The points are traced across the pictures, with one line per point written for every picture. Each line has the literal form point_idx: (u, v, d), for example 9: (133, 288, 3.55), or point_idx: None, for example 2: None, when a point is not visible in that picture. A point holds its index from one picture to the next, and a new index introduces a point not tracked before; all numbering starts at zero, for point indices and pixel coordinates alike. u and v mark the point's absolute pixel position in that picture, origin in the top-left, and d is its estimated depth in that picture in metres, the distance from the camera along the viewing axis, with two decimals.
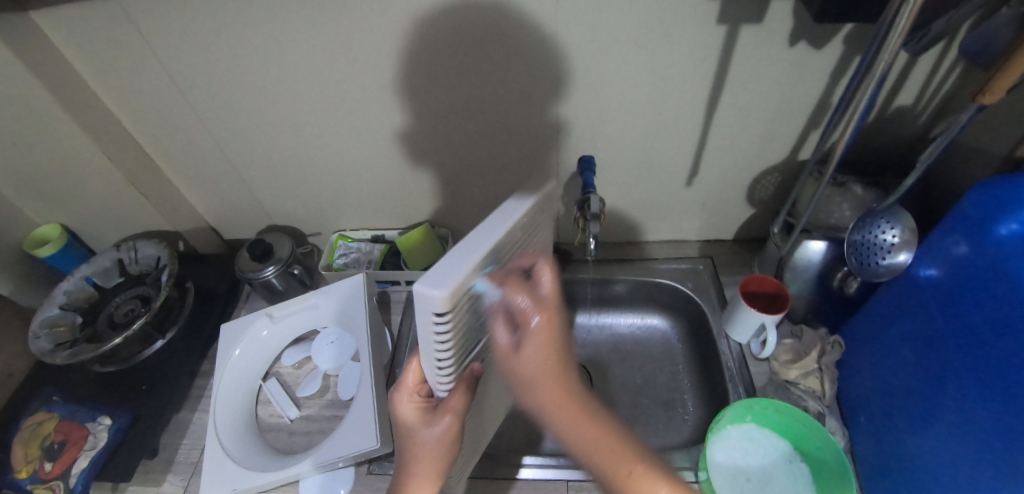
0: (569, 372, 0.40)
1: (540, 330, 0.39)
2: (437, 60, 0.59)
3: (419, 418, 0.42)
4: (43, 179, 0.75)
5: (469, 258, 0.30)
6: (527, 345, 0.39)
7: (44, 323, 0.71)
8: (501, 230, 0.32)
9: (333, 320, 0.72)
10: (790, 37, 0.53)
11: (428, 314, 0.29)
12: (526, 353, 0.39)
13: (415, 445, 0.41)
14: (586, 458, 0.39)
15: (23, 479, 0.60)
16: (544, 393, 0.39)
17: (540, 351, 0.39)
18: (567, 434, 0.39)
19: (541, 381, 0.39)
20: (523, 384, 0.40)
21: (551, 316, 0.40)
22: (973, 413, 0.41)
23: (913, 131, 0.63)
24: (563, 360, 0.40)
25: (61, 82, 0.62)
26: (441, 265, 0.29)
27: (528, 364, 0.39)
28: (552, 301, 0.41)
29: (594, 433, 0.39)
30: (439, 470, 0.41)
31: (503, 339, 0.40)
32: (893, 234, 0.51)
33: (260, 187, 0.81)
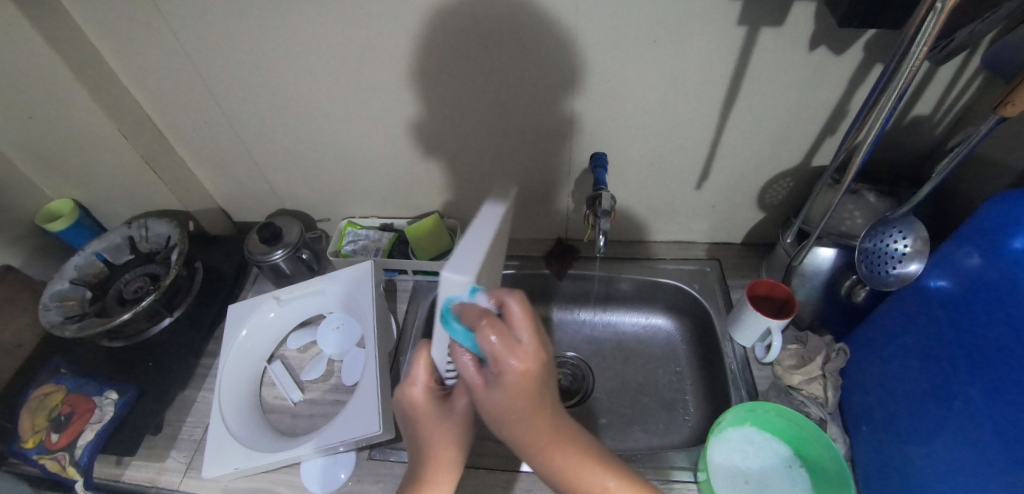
0: (546, 408, 0.38)
1: (517, 378, 0.35)
2: (453, 51, 0.59)
3: (435, 410, 0.43)
4: (57, 153, 0.76)
5: (476, 250, 0.36)
6: (499, 386, 0.36)
7: (54, 296, 0.71)
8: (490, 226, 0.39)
9: (339, 305, 0.73)
10: (810, 42, 0.53)
11: (449, 296, 0.35)
12: (495, 396, 0.37)
13: (437, 437, 0.43)
14: (554, 479, 0.39)
15: (29, 448, 0.61)
16: (520, 431, 0.38)
17: (511, 396, 0.36)
18: (537, 464, 0.39)
19: (517, 422, 0.37)
20: (492, 423, 0.38)
21: (534, 358, 0.36)
22: (979, 428, 0.41)
23: (929, 141, 0.62)
24: (542, 401, 0.37)
25: (78, 58, 0.62)
26: (458, 257, 0.35)
27: (499, 405, 0.37)
28: (535, 342, 0.36)
29: (566, 458, 0.39)
30: (462, 452, 0.44)
31: (475, 374, 0.38)
32: (905, 243, 0.50)
33: (271, 170, 0.81)
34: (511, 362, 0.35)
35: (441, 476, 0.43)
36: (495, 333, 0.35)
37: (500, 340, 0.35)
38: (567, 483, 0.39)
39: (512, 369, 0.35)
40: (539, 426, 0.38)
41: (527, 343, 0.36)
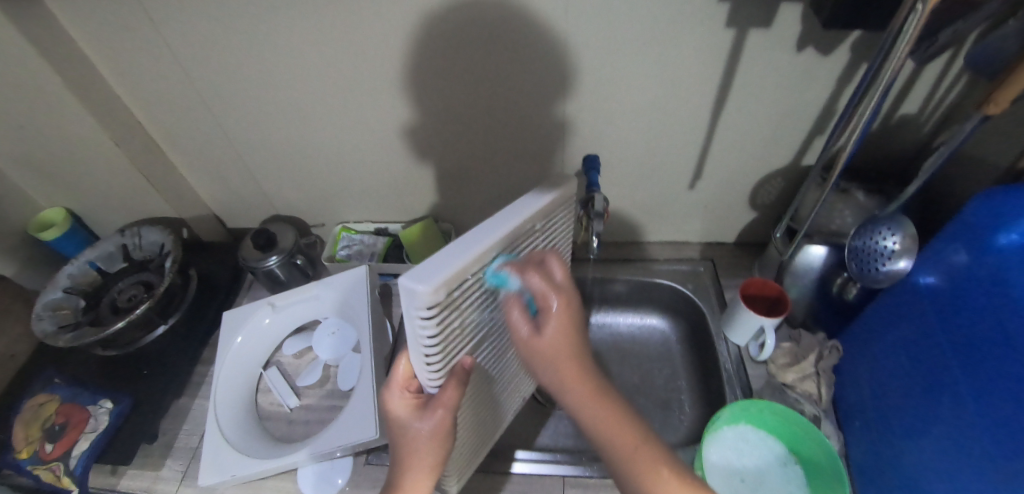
0: (585, 352, 0.38)
1: (558, 313, 0.37)
2: (445, 55, 0.59)
3: (407, 415, 0.42)
4: (49, 162, 0.76)
5: (458, 259, 0.34)
6: (544, 326, 0.38)
7: (47, 306, 0.71)
8: (483, 242, 0.36)
9: (334, 310, 0.72)
10: (797, 44, 0.54)
11: (415, 308, 0.33)
12: (545, 336, 0.37)
13: (406, 443, 0.42)
14: (593, 434, 0.37)
15: (23, 459, 0.61)
16: (559, 375, 0.37)
17: (557, 332, 0.37)
18: (575, 412, 0.38)
19: (557, 363, 0.37)
20: (537, 368, 0.39)
21: (569, 298, 0.38)
22: (968, 420, 0.42)
23: (917, 140, 0.63)
24: (578, 342, 0.38)
25: (69, 67, 0.62)
26: (430, 264, 0.34)
27: (544, 347, 0.37)
28: (569, 285, 0.39)
29: (600, 409, 0.37)
30: (430, 463, 0.41)
31: (521, 322, 0.39)
32: (894, 241, 0.51)
33: (265, 177, 0.81)
34: (552, 300, 0.37)
35: (410, 483, 0.42)
36: (536, 273, 0.38)
37: (544, 277, 0.38)
38: (601, 436, 0.36)
39: (554, 305, 0.37)
40: (574, 367, 0.37)
41: (564, 284, 0.39)
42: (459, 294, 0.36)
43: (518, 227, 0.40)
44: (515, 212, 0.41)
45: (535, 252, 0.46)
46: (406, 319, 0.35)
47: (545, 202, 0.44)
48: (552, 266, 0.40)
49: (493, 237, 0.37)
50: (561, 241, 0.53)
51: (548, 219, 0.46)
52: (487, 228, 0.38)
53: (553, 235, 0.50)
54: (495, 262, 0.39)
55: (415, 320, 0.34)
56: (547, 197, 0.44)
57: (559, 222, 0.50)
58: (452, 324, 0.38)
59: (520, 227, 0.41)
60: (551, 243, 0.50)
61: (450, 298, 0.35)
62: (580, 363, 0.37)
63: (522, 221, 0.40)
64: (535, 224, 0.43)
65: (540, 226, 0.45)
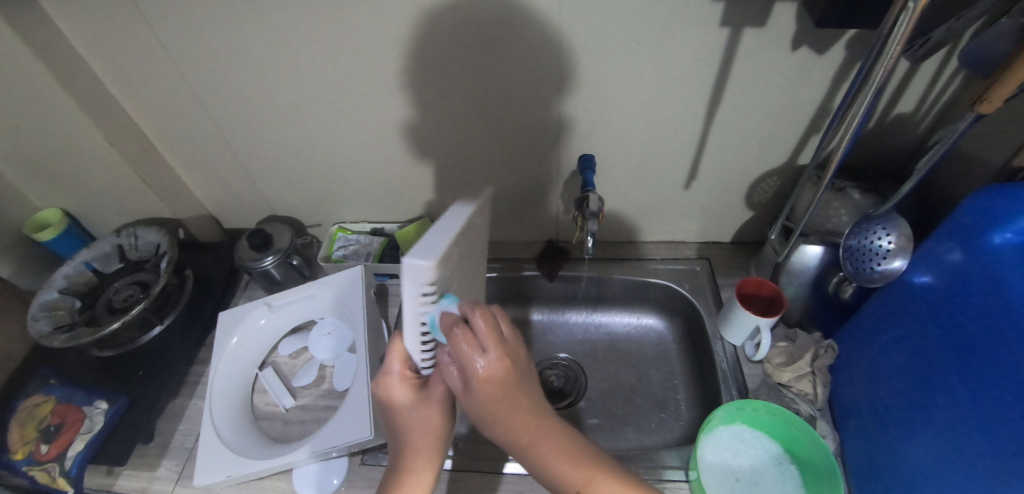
0: (523, 399, 0.40)
1: (486, 375, 0.38)
2: (440, 54, 0.59)
3: (412, 397, 0.44)
4: (45, 163, 0.76)
5: (443, 240, 0.35)
6: (474, 388, 0.38)
7: (43, 306, 0.71)
8: (451, 229, 0.37)
9: (331, 311, 0.73)
10: (792, 42, 0.54)
11: (417, 287, 0.33)
12: (476, 396, 0.38)
13: (416, 423, 0.44)
14: (545, 475, 0.40)
15: (19, 460, 0.61)
16: (497, 424, 0.40)
17: (490, 390, 0.38)
18: (522, 456, 0.41)
19: (496, 416, 0.39)
20: (477, 419, 0.40)
21: (503, 359, 0.38)
22: (962, 421, 0.42)
23: (913, 138, 0.63)
24: (516, 394, 0.40)
25: (64, 68, 0.62)
26: (425, 243, 0.34)
27: (479, 402, 0.39)
28: (502, 344, 0.38)
29: (548, 451, 0.40)
30: (439, 437, 0.45)
31: (456, 377, 0.40)
32: (889, 240, 0.52)
33: (261, 177, 0.81)
34: (481, 363, 0.37)
35: (422, 463, 0.44)
36: (466, 337, 0.37)
37: (472, 342, 0.37)
38: (555, 478, 0.40)
39: (483, 368, 0.37)
40: (519, 414, 0.40)
41: (494, 345, 0.38)
42: (447, 274, 0.37)
43: (468, 218, 0.41)
44: (464, 205, 0.42)
45: (476, 245, 0.47)
46: (407, 301, 0.34)
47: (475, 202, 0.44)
48: (478, 324, 0.38)
49: (462, 222, 0.39)
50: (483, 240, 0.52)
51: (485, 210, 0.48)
52: (449, 217, 0.39)
53: (486, 229, 0.51)
54: (458, 252, 0.39)
55: (417, 299, 0.34)
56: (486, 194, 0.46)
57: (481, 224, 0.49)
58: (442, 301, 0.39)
59: (470, 221, 0.42)
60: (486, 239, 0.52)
61: (445, 276, 0.36)
62: (517, 412, 0.40)
63: (472, 214, 0.41)
64: (473, 223, 0.42)
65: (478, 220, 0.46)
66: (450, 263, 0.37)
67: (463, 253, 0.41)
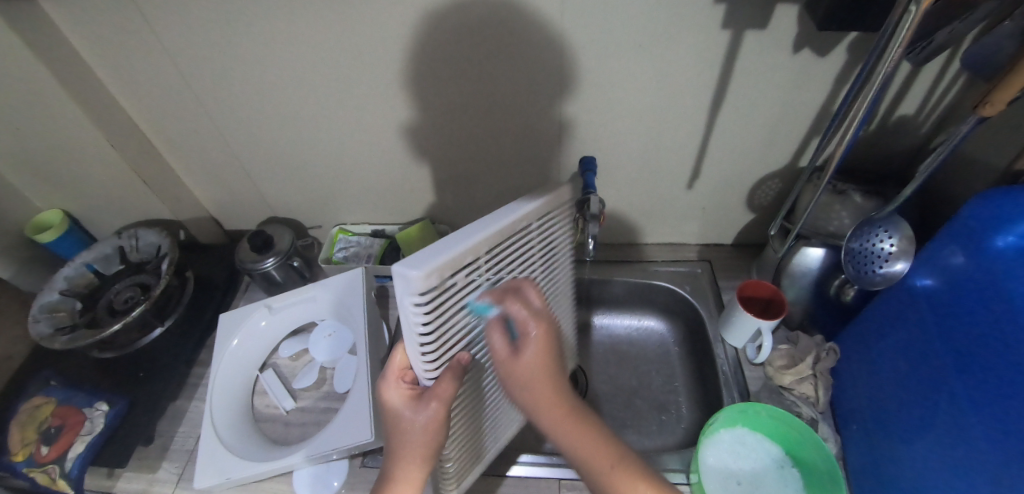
0: (561, 378, 0.41)
1: (536, 341, 0.40)
2: (440, 56, 0.59)
3: (403, 406, 0.43)
4: (46, 165, 0.76)
5: (449, 249, 0.35)
6: (521, 353, 0.40)
7: (44, 308, 0.71)
8: (471, 237, 0.37)
9: (331, 312, 0.72)
10: (793, 44, 0.53)
11: (408, 295, 0.34)
12: (523, 358, 0.40)
13: (400, 432, 0.42)
14: (576, 458, 0.40)
15: (19, 461, 0.61)
16: (534, 397, 0.40)
17: (536, 357, 0.40)
18: (554, 434, 0.41)
19: (535, 387, 0.40)
20: (515, 389, 0.41)
21: (548, 324, 0.41)
22: (966, 426, 0.41)
23: (914, 141, 0.63)
24: (556, 365, 0.41)
25: (66, 71, 0.62)
26: (424, 253, 0.35)
27: (523, 370, 0.40)
28: (547, 311, 0.42)
29: (579, 436, 0.40)
30: (423, 454, 0.42)
31: (501, 346, 0.41)
32: (891, 243, 0.51)
33: (261, 179, 0.81)
34: (532, 328, 0.40)
35: (403, 473, 0.42)
36: (518, 301, 0.41)
37: (525, 306, 0.41)
38: (585, 462, 0.39)
39: (534, 334, 0.40)
40: (551, 390, 0.40)
41: (540, 311, 0.42)
42: (452, 283, 0.37)
43: (514, 223, 0.41)
44: (513, 209, 0.42)
45: (531, 253, 0.47)
46: (401, 308, 0.36)
47: (539, 202, 0.44)
48: (529, 292, 0.42)
49: (495, 229, 0.39)
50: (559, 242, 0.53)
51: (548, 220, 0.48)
52: (483, 222, 0.39)
53: (551, 238, 0.51)
54: (489, 256, 0.40)
55: (409, 308, 0.35)
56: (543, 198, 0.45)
57: (553, 227, 0.50)
58: (448, 312, 0.39)
59: (517, 224, 0.42)
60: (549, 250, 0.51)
61: (444, 285, 0.36)
62: (556, 389, 0.40)
63: (518, 218, 0.41)
64: (531, 221, 0.44)
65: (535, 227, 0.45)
66: (457, 274, 0.37)
67: (505, 252, 0.42)
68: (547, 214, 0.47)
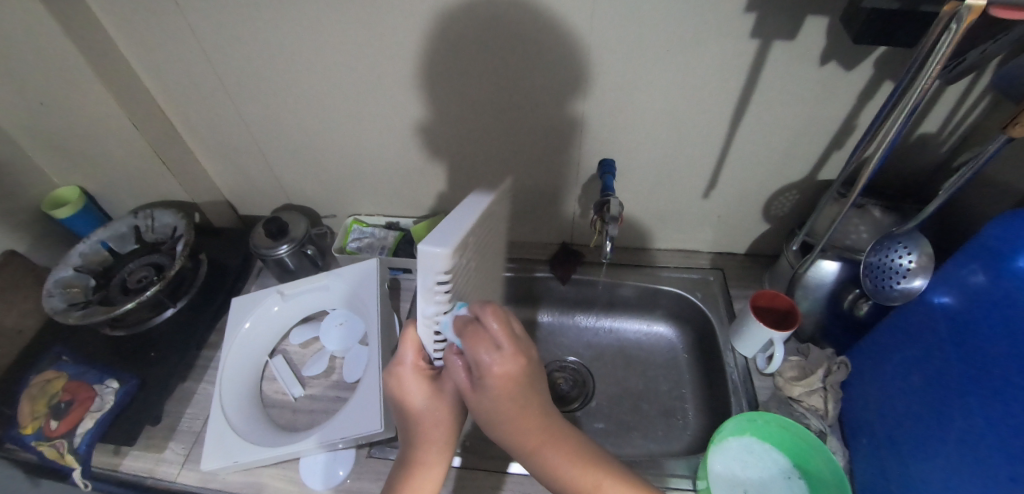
0: (535, 404, 0.39)
1: (499, 379, 0.37)
2: (466, 52, 0.59)
3: (427, 386, 0.44)
4: (66, 142, 0.76)
5: (459, 226, 0.35)
6: (484, 392, 0.38)
7: (58, 283, 0.71)
8: (473, 214, 0.37)
9: (343, 302, 0.73)
10: (821, 57, 0.54)
11: (433, 274, 0.33)
12: (485, 403, 0.38)
13: (423, 415, 0.43)
14: (551, 480, 0.40)
15: (28, 435, 0.61)
16: (507, 432, 0.39)
17: (498, 400, 0.37)
18: (530, 460, 0.41)
19: (506, 423, 0.39)
20: (486, 425, 0.40)
21: (514, 362, 0.37)
22: (978, 445, 0.41)
23: (936, 159, 0.63)
24: (526, 399, 0.39)
25: (93, 48, 0.63)
26: (440, 229, 0.34)
27: (489, 409, 0.38)
28: (517, 342, 0.38)
29: (558, 456, 0.40)
30: (447, 433, 0.44)
31: (463, 380, 0.40)
32: (909, 260, 0.52)
33: (279, 165, 0.81)
34: (494, 367, 0.36)
35: (430, 457, 0.43)
36: (479, 341, 0.37)
37: (484, 351, 0.36)
38: (561, 481, 0.40)
39: (496, 373, 0.36)
40: (524, 423, 0.39)
41: (508, 346, 0.37)
42: (463, 260, 0.37)
43: (492, 202, 0.42)
44: (487, 188, 0.43)
45: (495, 231, 0.48)
46: (421, 287, 0.34)
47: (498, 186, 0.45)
48: (490, 324, 0.37)
49: (484, 206, 0.39)
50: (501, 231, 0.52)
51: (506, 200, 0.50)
52: (473, 199, 0.39)
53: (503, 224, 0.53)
54: (480, 233, 0.41)
55: (432, 287, 0.34)
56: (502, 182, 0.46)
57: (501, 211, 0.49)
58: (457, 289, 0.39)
59: (491, 203, 0.42)
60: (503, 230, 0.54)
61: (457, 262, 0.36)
62: (527, 417, 0.39)
63: (494, 195, 0.42)
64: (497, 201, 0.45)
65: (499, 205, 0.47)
66: (466, 251, 0.37)
67: (485, 232, 0.43)
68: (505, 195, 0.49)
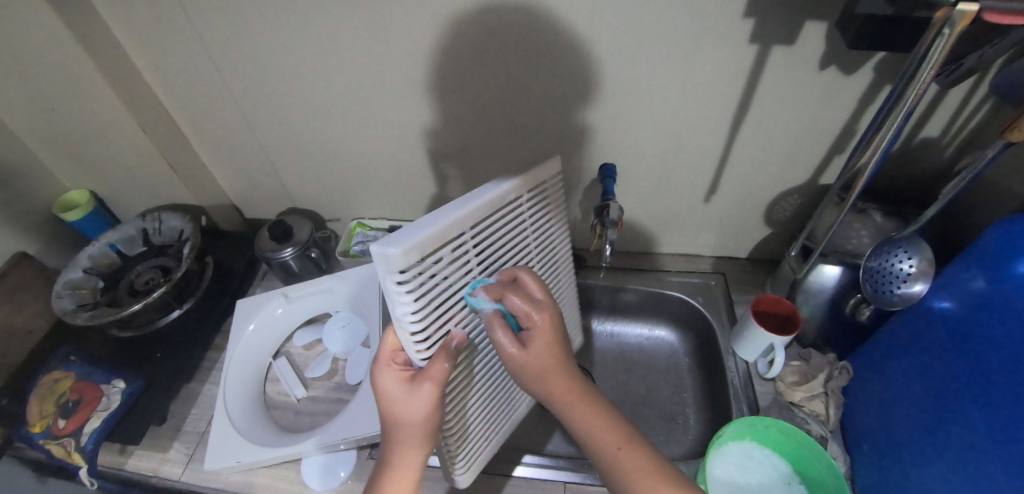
0: (567, 361, 0.41)
1: (542, 327, 0.41)
2: (468, 58, 0.60)
3: (399, 389, 0.42)
4: (78, 146, 0.78)
5: (426, 228, 0.38)
6: (528, 342, 0.41)
7: (67, 285, 0.73)
8: (450, 213, 0.40)
9: (347, 305, 0.74)
10: (819, 62, 0.54)
11: (390, 274, 0.36)
12: (530, 351, 0.40)
13: (397, 418, 0.42)
14: (579, 436, 0.40)
15: (36, 433, 0.62)
16: (542, 386, 0.41)
17: (544, 348, 0.40)
18: (561, 414, 0.41)
19: (544, 376, 0.40)
20: (523, 380, 0.41)
21: (548, 314, 0.41)
22: (979, 451, 0.41)
23: (937, 163, 0.63)
24: (561, 353, 0.41)
25: (106, 55, 0.64)
26: (401, 232, 0.37)
27: (530, 361, 0.40)
28: (548, 302, 0.43)
29: (586, 413, 0.40)
30: (420, 440, 0.42)
31: (506, 343, 0.40)
32: (910, 264, 0.52)
33: (284, 169, 0.83)
34: (537, 315, 0.41)
35: (403, 458, 0.43)
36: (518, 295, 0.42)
37: (525, 299, 0.42)
38: (589, 438, 0.39)
39: (540, 320, 0.41)
40: (561, 375, 0.40)
41: (543, 302, 0.42)
42: (435, 259, 0.40)
43: (495, 198, 0.44)
44: (495, 185, 0.46)
45: (519, 228, 0.50)
46: (383, 287, 0.38)
47: (521, 179, 0.48)
48: (526, 282, 0.44)
49: (473, 205, 0.42)
50: (545, 233, 0.55)
51: (537, 199, 0.52)
52: (463, 199, 0.42)
53: (543, 222, 0.54)
54: (469, 238, 0.43)
55: (393, 287, 0.37)
56: (524, 178, 0.48)
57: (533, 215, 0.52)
58: (432, 292, 0.41)
59: (499, 200, 0.45)
60: (543, 231, 0.55)
61: (424, 264, 0.39)
62: (561, 372, 0.40)
63: (502, 192, 0.45)
64: (517, 197, 0.48)
65: (522, 202, 0.49)
66: (441, 248, 0.40)
67: (489, 229, 0.45)
68: (535, 191, 0.51)
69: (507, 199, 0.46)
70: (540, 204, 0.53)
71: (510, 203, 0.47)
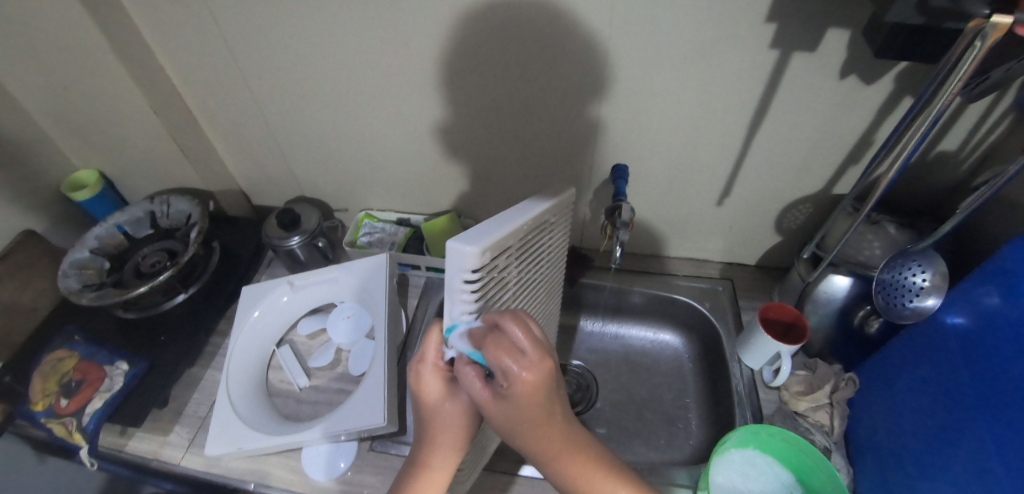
0: (556, 417, 0.38)
1: (524, 389, 0.34)
2: (484, 52, 0.60)
3: (442, 392, 0.43)
4: (88, 127, 0.78)
5: (496, 230, 0.39)
6: (507, 400, 0.35)
7: (73, 264, 0.73)
8: (513, 220, 0.41)
9: (353, 295, 0.73)
10: (840, 70, 0.53)
11: (461, 271, 0.37)
12: (509, 409, 0.36)
13: (438, 419, 0.43)
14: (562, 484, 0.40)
15: (39, 411, 0.63)
16: (526, 443, 0.38)
17: (520, 408, 0.35)
18: (548, 468, 0.40)
19: (526, 434, 0.37)
20: (504, 433, 0.38)
21: (541, 369, 0.35)
22: (987, 468, 0.41)
23: (953, 177, 0.62)
24: (548, 410, 0.37)
25: (119, 36, 0.64)
26: (474, 231, 0.38)
27: (508, 417, 0.36)
28: (541, 350, 0.36)
29: (580, 463, 0.39)
30: (460, 439, 0.43)
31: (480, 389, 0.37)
32: (923, 277, 0.51)
33: (294, 158, 0.82)
34: (519, 375, 0.34)
35: (438, 461, 0.43)
36: (505, 350, 0.35)
37: (514, 354, 0.34)
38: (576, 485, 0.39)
39: (521, 382, 0.34)
40: (553, 432, 0.38)
41: (534, 357, 0.35)
42: (497, 262, 0.41)
43: (543, 213, 0.46)
44: (540, 200, 0.47)
45: (544, 245, 0.51)
46: (450, 281, 0.38)
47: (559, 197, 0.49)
48: (513, 332, 0.36)
49: (529, 217, 0.43)
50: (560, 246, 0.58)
51: (563, 216, 0.54)
52: (519, 209, 0.43)
53: (558, 238, 0.56)
54: (519, 244, 0.44)
55: (459, 282, 0.38)
56: (559, 195, 0.50)
57: (559, 228, 0.54)
58: (487, 291, 0.42)
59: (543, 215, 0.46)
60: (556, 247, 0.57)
61: (488, 266, 0.40)
62: (549, 428, 0.38)
63: (546, 208, 0.46)
64: (551, 217, 0.49)
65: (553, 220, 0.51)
66: (501, 252, 0.41)
67: (530, 241, 0.47)
68: (564, 207, 0.53)
69: (548, 216, 0.48)
70: (563, 220, 0.55)
71: (548, 219, 0.49)
